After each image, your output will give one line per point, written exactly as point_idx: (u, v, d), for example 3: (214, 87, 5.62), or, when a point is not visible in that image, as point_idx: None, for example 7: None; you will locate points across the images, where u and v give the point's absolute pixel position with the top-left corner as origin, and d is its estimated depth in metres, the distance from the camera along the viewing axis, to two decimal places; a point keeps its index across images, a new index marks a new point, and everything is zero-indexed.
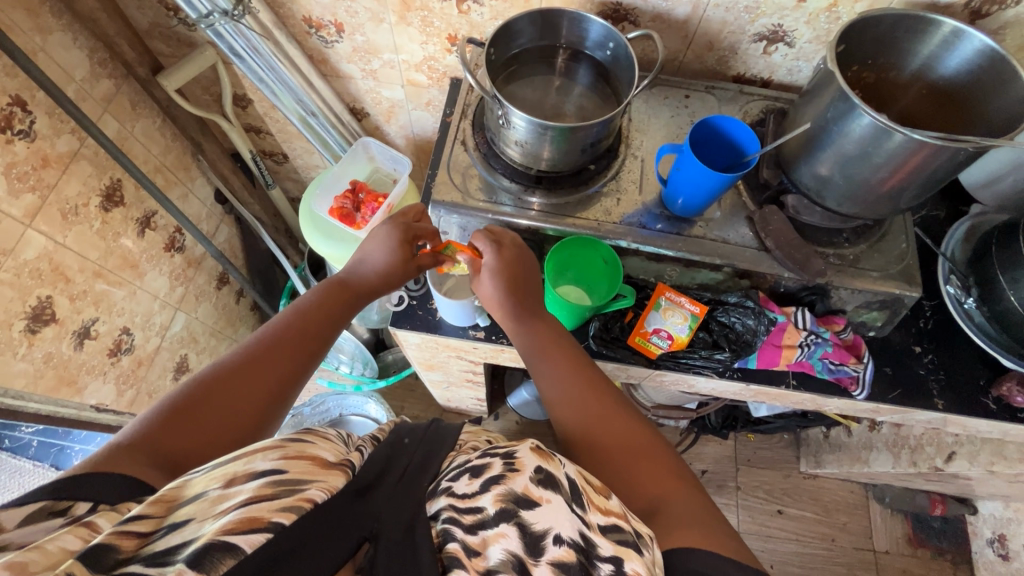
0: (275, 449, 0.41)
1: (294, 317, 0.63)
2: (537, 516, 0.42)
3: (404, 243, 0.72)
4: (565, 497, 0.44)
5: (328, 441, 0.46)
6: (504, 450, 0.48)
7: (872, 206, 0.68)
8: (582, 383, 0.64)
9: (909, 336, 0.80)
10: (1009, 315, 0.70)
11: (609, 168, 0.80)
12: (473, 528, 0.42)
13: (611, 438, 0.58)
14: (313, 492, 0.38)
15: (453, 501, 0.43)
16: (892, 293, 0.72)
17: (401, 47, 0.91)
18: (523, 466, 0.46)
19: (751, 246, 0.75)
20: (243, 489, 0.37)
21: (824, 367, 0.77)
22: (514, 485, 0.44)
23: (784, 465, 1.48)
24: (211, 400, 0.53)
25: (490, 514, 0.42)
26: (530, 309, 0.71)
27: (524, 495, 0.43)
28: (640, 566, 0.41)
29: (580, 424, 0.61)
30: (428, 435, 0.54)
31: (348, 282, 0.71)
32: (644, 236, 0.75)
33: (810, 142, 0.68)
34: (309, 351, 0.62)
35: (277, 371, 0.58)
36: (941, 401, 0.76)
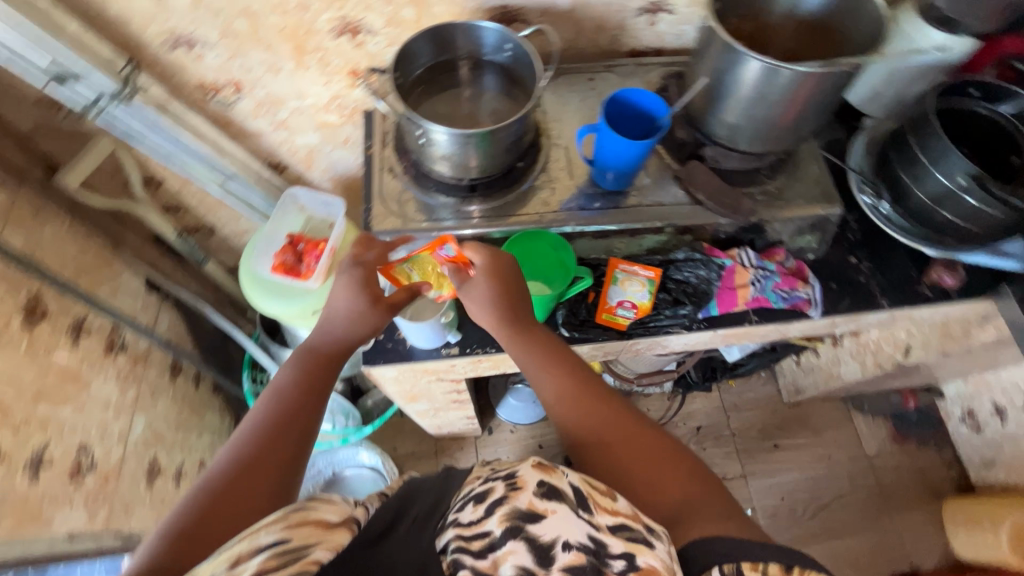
0: (276, 520, 0.42)
1: (278, 396, 0.61)
2: (542, 529, 0.45)
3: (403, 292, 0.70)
4: (570, 505, 0.47)
5: (332, 503, 0.46)
6: (505, 472, 0.51)
7: (779, 140, 0.73)
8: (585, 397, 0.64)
9: (844, 249, 0.86)
10: (922, 210, 0.76)
11: (536, 162, 0.82)
12: (482, 552, 0.44)
13: (624, 448, 0.60)
14: (319, 554, 0.41)
15: (460, 531, 0.46)
16: (817, 214, 0.78)
17: (305, 92, 0.90)
18: (525, 483, 0.48)
19: (685, 203, 0.79)
20: (250, 564, 0.39)
21: (778, 297, 0.81)
22: (518, 503, 0.47)
23: (769, 401, 1.55)
24: (218, 511, 0.51)
25: (498, 535, 0.45)
26: (514, 319, 0.69)
27: (529, 510, 0.46)
28: (653, 558, 0.44)
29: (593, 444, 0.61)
30: (443, 478, 0.57)
31: (316, 347, 0.68)
32: (585, 218, 0.78)
33: (712, 96, 0.73)
34: (306, 425, 0.60)
35: (275, 458, 0.56)
36: (884, 299, 0.83)
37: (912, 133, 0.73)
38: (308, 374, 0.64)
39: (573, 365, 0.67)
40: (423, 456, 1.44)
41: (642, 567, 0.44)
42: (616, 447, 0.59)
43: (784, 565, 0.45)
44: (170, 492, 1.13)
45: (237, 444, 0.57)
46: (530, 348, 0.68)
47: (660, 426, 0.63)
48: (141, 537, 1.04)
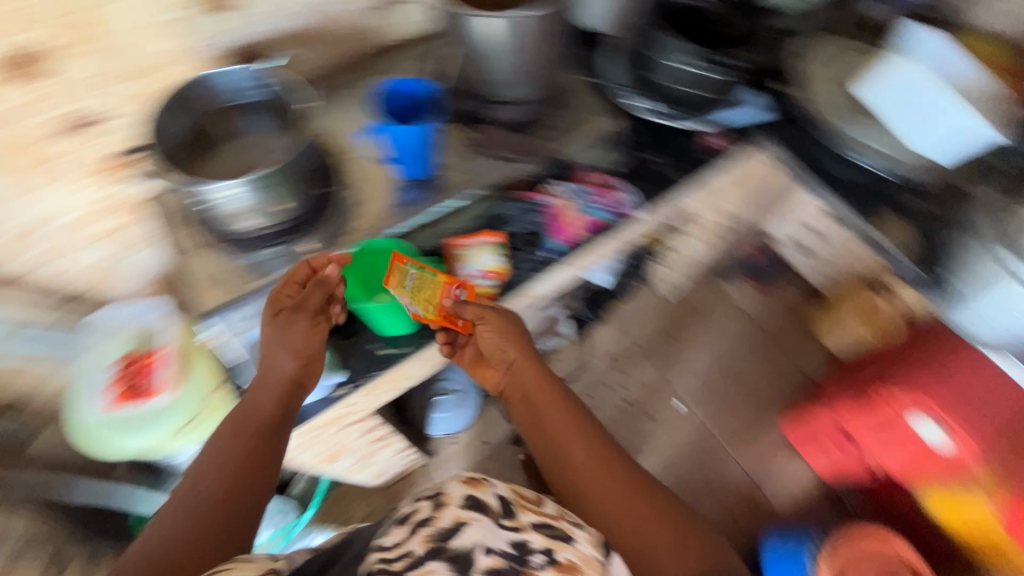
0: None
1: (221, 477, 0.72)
2: (461, 539, 0.57)
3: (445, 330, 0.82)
4: (491, 517, 0.60)
5: (248, 564, 0.59)
6: (432, 493, 0.64)
7: (541, 81, 0.85)
8: (590, 441, 0.83)
9: (631, 148, 0.93)
10: (685, 99, 0.92)
11: (343, 180, 0.82)
12: (405, 570, 0.55)
13: (614, 486, 0.79)
14: None
15: (384, 555, 0.58)
16: (597, 129, 0.93)
17: (66, 207, 0.86)
18: (451, 499, 0.61)
19: (491, 161, 0.86)
20: None
21: (602, 210, 0.87)
22: (444, 518, 0.59)
23: (652, 304, 1.77)
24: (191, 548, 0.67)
25: (420, 554, 0.56)
26: (534, 369, 0.88)
27: (455, 522, 0.59)
28: (569, 552, 0.59)
29: (587, 479, 0.80)
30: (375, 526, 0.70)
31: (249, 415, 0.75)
32: (414, 210, 0.82)
33: (474, 65, 0.81)
34: (239, 496, 0.73)
35: (223, 517, 0.71)
36: (676, 174, 0.92)
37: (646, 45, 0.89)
38: (248, 451, 0.74)
39: (541, 391, 0.88)
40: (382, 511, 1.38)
41: (559, 562, 0.57)
42: (589, 478, 0.79)
43: None
44: None
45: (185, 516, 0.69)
46: (532, 372, 0.88)
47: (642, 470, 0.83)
48: None
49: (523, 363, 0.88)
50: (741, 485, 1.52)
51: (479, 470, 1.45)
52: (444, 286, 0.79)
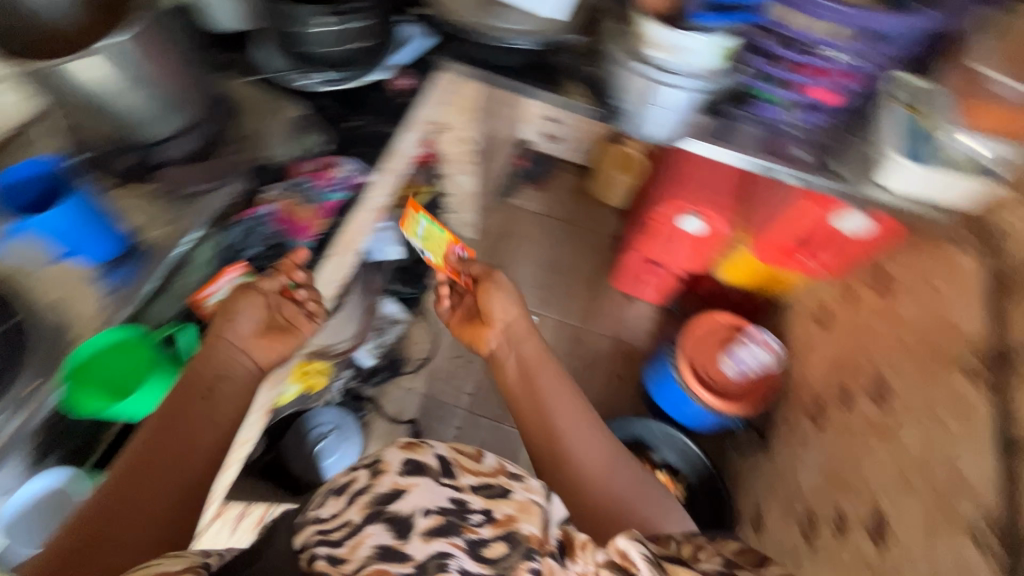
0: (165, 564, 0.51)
1: (157, 461, 0.66)
2: (399, 503, 0.58)
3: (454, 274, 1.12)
4: (430, 477, 0.61)
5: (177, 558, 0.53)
6: (365, 462, 0.64)
7: (185, 102, 0.79)
8: (582, 415, 0.91)
9: (337, 121, 0.94)
10: (344, 58, 0.93)
11: (25, 301, 0.72)
12: (339, 542, 0.56)
13: (582, 449, 0.87)
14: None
15: (320, 530, 0.58)
16: (280, 122, 0.91)
17: None
18: (388, 465, 0.62)
19: (184, 204, 0.80)
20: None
21: (333, 191, 0.87)
22: (382, 486, 0.60)
23: (466, 248, 1.84)
24: (132, 501, 0.63)
25: (358, 522, 0.58)
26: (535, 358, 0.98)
27: (393, 489, 0.59)
28: (511, 509, 0.59)
29: (565, 434, 0.89)
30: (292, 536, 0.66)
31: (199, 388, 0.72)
32: (127, 291, 0.74)
33: (100, 116, 0.73)
34: (198, 466, 0.68)
35: (172, 476, 0.66)
36: (390, 127, 0.96)
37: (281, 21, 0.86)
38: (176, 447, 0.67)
39: (529, 363, 0.98)
40: None
41: (496, 517, 0.58)
42: (581, 444, 0.87)
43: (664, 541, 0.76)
44: None
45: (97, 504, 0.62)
46: (527, 349, 1.00)
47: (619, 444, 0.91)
48: None
49: (521, 330, 1.02)
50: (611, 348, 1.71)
51: None
52: (450, 245, 1.12)
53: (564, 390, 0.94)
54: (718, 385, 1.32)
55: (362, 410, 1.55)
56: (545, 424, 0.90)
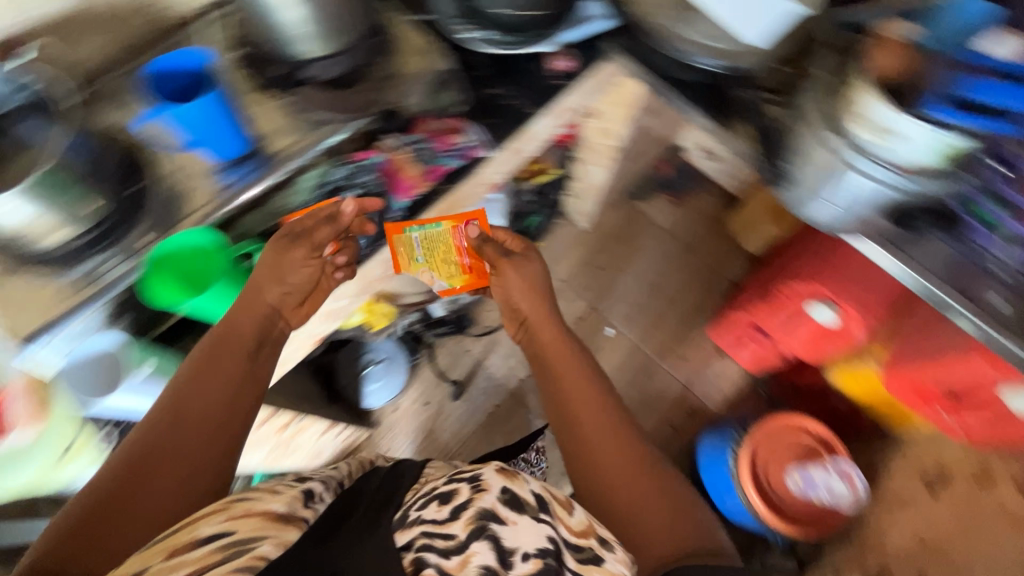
0: (220, 516, 0.57)
1: (195, 407, 0.70)
2: (507, 532, 0.57)
3: (393, 251, 0.85)
4: (529, 515, 0.60)
5: (276, 496, 0.63)
6: (470, 475, 0.65)
7: (348, 28, 0.76)
8: (613, 431, 0.80)
9: (479, 87, 0.90)
10: (502, 21, 0.82)
11: (152, 174, 0.74)
12: (444, 552, 0.55)
13: (617, 461, 0.77)
14: (264, 547, 0.54)
15: (428, 530, 0.58)
16: (442, 68, 0.87)
17: None
18: (490, 487, 0.62)
19: (315, 125, 0.79)
20: (190, 556, 0.52)
21: (448, 156, 0.85)
22: (484, 504, 0.59)
23: (575, 237, 1.78)
24: (184, 434, 0.68)
25: (464, 536, 0.57)
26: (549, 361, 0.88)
27: (494, 511, 0.59)
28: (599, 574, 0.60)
29: (599, 454, 0.78)
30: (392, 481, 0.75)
31: (226, 336, 0.76)
32: (235, 193, 0.75)
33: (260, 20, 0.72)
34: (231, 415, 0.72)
35: (223, 415, 0.71)
36: (531, 108, 0.89)
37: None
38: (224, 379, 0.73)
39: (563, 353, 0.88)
40: None
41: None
42: (609, 455, 0.78)
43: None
44: None
45: (154, 452, 0.66)
46: (552, 339, 0.89)
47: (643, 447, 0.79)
48: None
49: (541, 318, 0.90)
50: (677, 394, 1.61)
51: (423, 428, 1.55)
52: (454, 238, 0.89)
53: (590, 393, 0.83)
54: (781, 499, 1.18)
55: (417, 354, 1.56)
56: (577, 430, 0.81)
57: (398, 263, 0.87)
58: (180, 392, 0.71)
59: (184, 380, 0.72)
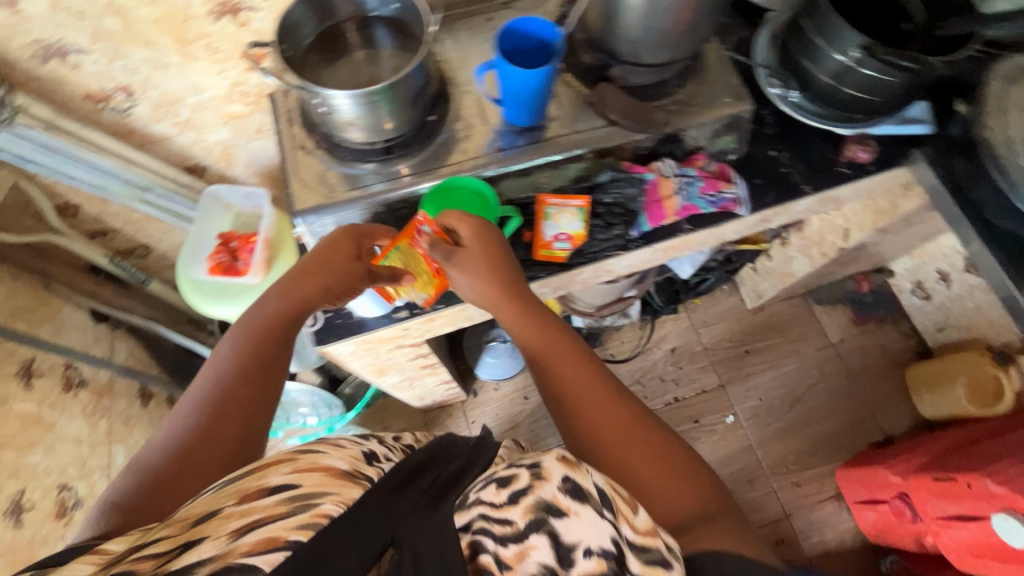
0: (287, 467, 0.51)
1: (238, 360, 0.65)
2: (565, 526, 0.50)
3: (348, 238, 0.71)
4: (594, 506, 0.51)
5: (342, 451, 0.58)
6: (530, 460, 0.56)
7: (678, 46, 0.76)
8: (611, 408, 0.66)
9: (762, 145, 0.86)
10: (825, 90, 0.79)
11: (448, 113, 0.79)
12: (505, 541, 0.50)
13: (624, 450, 0.63)
14: (328, 506, 0.47)
15: (485, 511, 0.52)
16: (733, 112, 0.79)
17: (201, 85, 0.86)
18: (551, 475, 0.53)
19: (600, 125, 0.79)
20: (259, 505, 0.46)
21: (708, 202, 0.80)
22: (543, 494, 0.52)
23: (735, 311, 1.68)
24: (217, 410, 0.60)
25: (522, 524, 0.50)
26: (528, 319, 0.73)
27: (554, 503, 0.51)
28: None
29: (607, 444, 0.64)
30: (473, 451, 0.68)
31: (256, 322, 0.69)
32: (505, 157, 0.76)
33: (607, 13, 0.74)
34: (268, 375, 0.66)
35: (256, 379, 0.64)
36: (806, 185, 0.85)
37: (805, 14, 0.76)
38: (269, 339, 0.68)
39: (565, 341, 0.72)
40: (414, 431, 1.51)
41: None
42: (617, 444, 0.63)
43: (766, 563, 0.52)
44: None
45: (191, 421, 0.59)
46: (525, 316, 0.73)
47: (651, 415, 0.67)
48: None
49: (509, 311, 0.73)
50: (772, 517, 1.48)
51: (512, 419, 1.53)
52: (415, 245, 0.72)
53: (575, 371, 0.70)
54: None
55: None
56: (575, 422, 0.67)
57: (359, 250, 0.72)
58: (224, 351, 0.66)
59: (227, 345, 0.67)
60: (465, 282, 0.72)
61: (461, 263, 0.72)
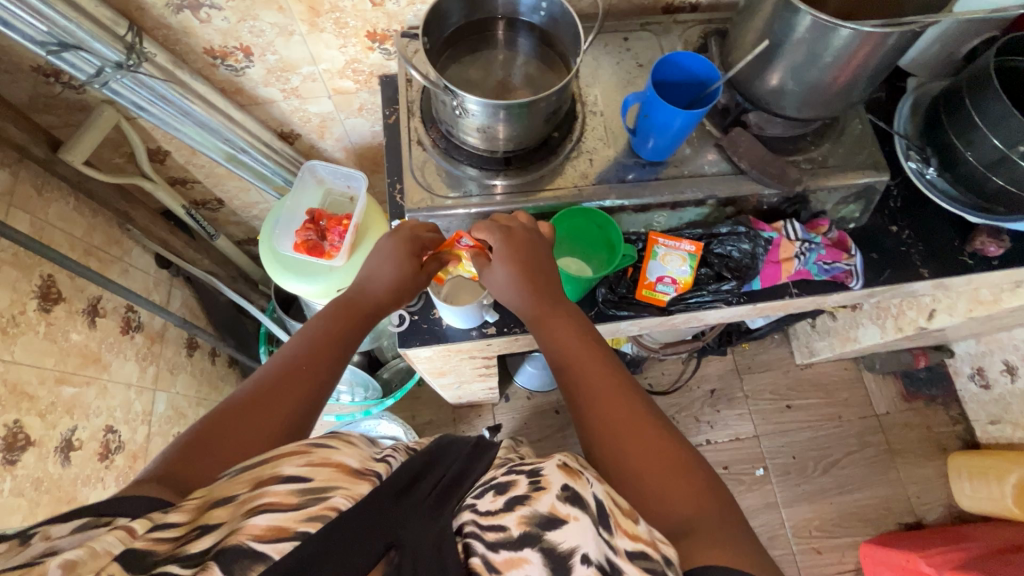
0: (301, 456, 0.43)
1: (304, 348, 0.60)
2: (559, 534, 0.41)
3: (412, 255, 0.67)
4: (592, 516, 0.42)
5: (352, 447, 0.47)
6: (530, 468, 0.47)
7: (828, 105, 0.71)
8: (622, 404, 0.59)
9: (884, 218, 0.82)
10: (972, 177, 0.74)
11: (572, 131, 0.76)
12: (496, 547, 0.41)
13: (633, 448, 0.55)
14: (338, 499, 0.40)
15: (475, 518, 0.43)
16: (866, 182, 0.75)
17: (319, 56, 0.84)
18: (550, 484, 0.44)
19: (727, 172, 0.75)
20: (270, 492, 0.40)
21: (824, 270, 0.77)
22: (538, 506, 0.43)
23: (782, 363, 1.64)
24: (275, 391, 0.55)
25: (515, 535, 0.41)
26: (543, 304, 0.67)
27: (550, 514, 0.42)
28: None
29: (610, 442, 0.56)
30: (469, 458, 0.52)
31: (353, 302, 0.66)
32: (625, 190, 0.73)
33: (762, 60, 0.70)
34: (335, 367, 0.60)
35: (321, 369, 0.59)
36: (925, 269, 0.80)
37: (969, 94, 0.70)
38: (345, 329, 0.63)
39: (576, 334, 0.66)
40: (442, 424, 1.47)
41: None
42: (626, 444, 0.55)
43: None
44: None
45: (246, 391, 0.54)
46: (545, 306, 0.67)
47: (667, 419, 0.59)
48: None
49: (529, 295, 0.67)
50: None
51: (540, 431, 1.47)
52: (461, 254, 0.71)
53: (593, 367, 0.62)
54: None
55: None
56: (586, 420, 0.59)
57: (421, 256, 0.68)
58: (309, 330, 0.62)
59: (310, 326, 0.63)
60: (503, 276, 0.67)
61: (513, 263, 0.66)
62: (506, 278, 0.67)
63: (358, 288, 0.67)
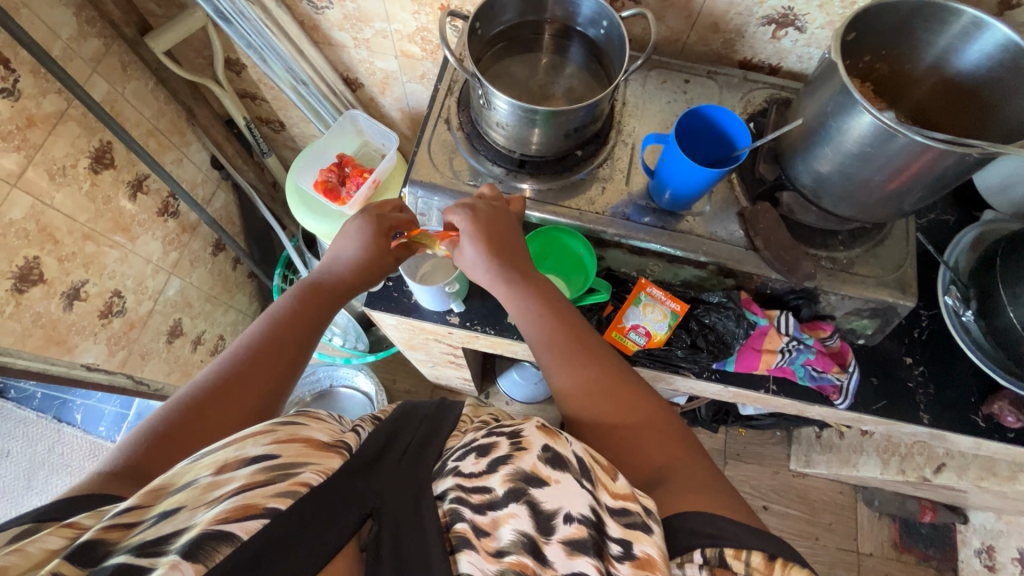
0: (266, 435, 0.42)
1: (269, 329, 0.60)
2: (547, 494, 0.42)
3: (379, 234, 0.67)
4: (574, 475, 0.44)
5: (322, 423, 0.46)
6: (510, 430, 0.48)
7: (871, 209, 0.65)
8: (605, 377, 0.60)
9: (901, 346, 0.76)
10: (1007, 335, 0.66)
11: (598, 154, 0.74)
12: (483, 509, 0.41)
13: (623, 419, 0.57)
14: (308, 475, 0.39)
15: (460, 481, 0.43)
16: (885, 301, 0.68)
17: (393, 16, 0.86)
18: (531, 444, 0.45)
19: (739, 244, 0.70)
20: (235, 476, 0.38)
21: (808, 375, 0.73)
22: (522, 464, 0.44)
23: (773, 462, 1.54)
24: (241, 374, 0.55)
25: (500, 495, 0.42)
26: (522, 274, 0.66)
27: (533, 474, 0.43)
28: (652, 547, 0.42)
29: (596, 418, 0.58)
30: (434, 415, 0.54)
31: (319, 284, 0.66)
32: (628, 228, 0.71)
33: (809, 141, 0.65)
34: (305, 338, 0.61)
35: (290, 344, 0.60)
36: (927, 415, 0.73)
37: None
38: (314, 308, 0.64)
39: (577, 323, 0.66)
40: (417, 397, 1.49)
41: (638, 557, 0.41)
42: (610, 421, 0.57)
43: (767, 555, 0.42)
44: (186, 353, 1.29)
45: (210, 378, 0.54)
46: (550, 293, 0.67)
47: (652, 389, 0.60)
48: (149, 384, 1.20)
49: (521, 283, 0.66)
50: None
51: None
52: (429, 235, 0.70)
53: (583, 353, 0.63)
54: None
55: None
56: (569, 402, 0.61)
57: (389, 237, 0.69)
58: (271, 315, 0.62)
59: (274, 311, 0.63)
60: (471, 253, 0.66)
61: (479, 238, 0.65)
62: (477, 256, 0.66)
63: (321, 273, 0.67)
